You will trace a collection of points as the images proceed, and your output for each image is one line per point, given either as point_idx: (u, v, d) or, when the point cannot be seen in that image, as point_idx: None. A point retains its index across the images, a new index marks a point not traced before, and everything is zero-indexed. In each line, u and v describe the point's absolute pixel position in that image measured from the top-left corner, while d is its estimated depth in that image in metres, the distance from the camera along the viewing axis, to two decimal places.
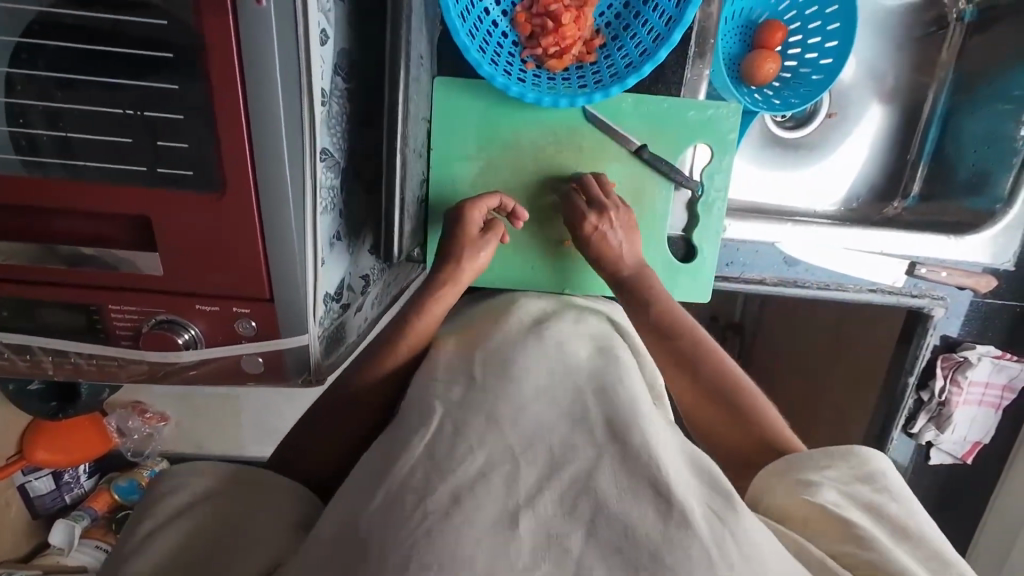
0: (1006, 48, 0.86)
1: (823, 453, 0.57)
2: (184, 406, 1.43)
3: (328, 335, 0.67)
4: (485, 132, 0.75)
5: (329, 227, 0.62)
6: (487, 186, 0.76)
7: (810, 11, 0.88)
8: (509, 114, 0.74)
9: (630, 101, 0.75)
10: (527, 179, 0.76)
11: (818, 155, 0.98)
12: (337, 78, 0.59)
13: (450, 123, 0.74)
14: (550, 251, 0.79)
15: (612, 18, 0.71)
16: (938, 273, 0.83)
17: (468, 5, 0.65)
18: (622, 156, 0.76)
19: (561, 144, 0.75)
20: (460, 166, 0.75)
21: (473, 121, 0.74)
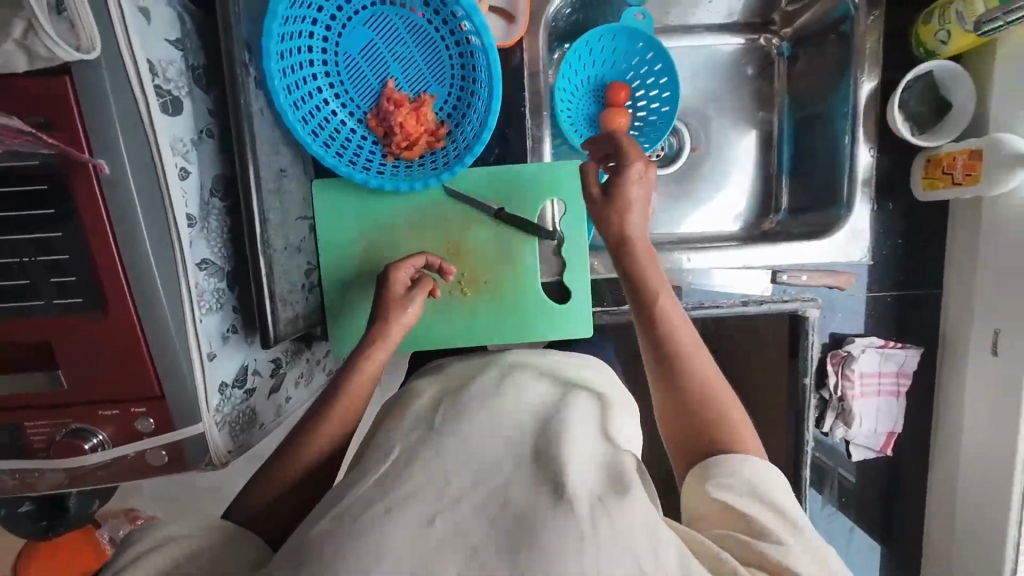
0: (819, 72, 0.97)
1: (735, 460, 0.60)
2: (170, 507, 1.49)
3: (229, 422, 0.74)
4: (361, 220, 0.84)
5: (218, 325, 0.72)
6: (372, 264, 0.85)
7: (643, 70, 0.98)
8: (386, 200, 0.84)
9: (482, 176, 0.86)
10: (405, 252, 0.85)
11: (689, 185, 1.06)
12: (210, 197, 0.71)
13: (331, 214, 0.83)
14: (438, 315, 0.87)
15: (451, 109, 0.81)
16: (800, 277, 0.90)
17: (322, 120, 0.76)
18: (486, 221, 0.86)
19: (431, 218, 0.85)
20: (345, 252, 0.84)
21: (351, 211, 0.84)
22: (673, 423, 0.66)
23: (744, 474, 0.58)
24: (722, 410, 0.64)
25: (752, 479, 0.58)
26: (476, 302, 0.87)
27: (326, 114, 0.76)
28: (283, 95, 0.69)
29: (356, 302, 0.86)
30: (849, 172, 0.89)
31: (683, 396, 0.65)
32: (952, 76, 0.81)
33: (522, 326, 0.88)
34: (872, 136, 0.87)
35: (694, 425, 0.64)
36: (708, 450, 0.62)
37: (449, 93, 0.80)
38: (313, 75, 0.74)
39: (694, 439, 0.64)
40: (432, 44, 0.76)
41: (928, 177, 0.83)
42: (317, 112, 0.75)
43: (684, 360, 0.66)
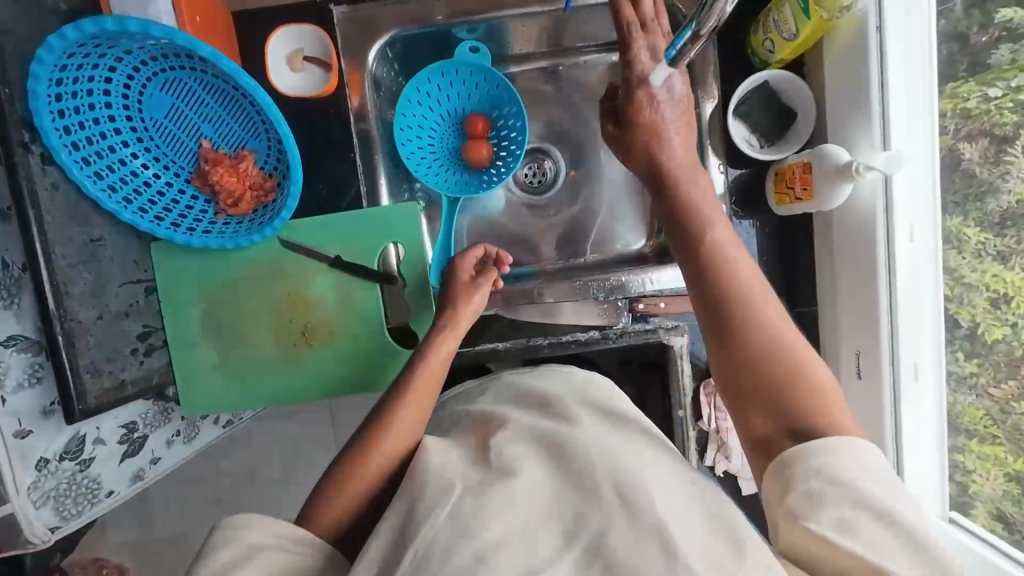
0: None
1: (844, 443, 0.54)
2: (137, 553, 1.55)
3: (55, 496, 0.75)
4: (199, 280, 0.83)
5: (33, 401, 0.71)
6: (214, 322, 0.84)
7: (496, 101, 0.94)
8: (227, 258, 0.84)
9: (314, 223, 0.83)
10: (245, 306, 0.84)
11: (564, 209, 1.00)
12: (19, 274, 0.71)
13: (169, 276, 0.83)
14: (286, 370, 0.85)
15: (276, 162, 0.80)
16: (657, 305, 0.88)
17: (137, 187, 0.76)
18: (324, 268, 0.84)
19: (269, 271, 0.84)
20: (187, 314, 0.84)
21: (189, 272, 0.83)
22: (737, 402, 0.61)
23: (830, 487, 0.51)
24: (791, 370, 0.59)
25: (847, 470, 0.52)
26: (322, 352, 0.85)
27: (141, 180, 0.76)
28: (79, 168, 0.69)
29: (201, 363, 0.85)
30: None
31: (740, 367, 0.60)
32: (786, 83, 0.77)
33: (374, 373, 0.85)
34: (721, 153, 0.81)
35: (772, 397, 0.59)
36: (779, 413, 0.58)
37: (269, 146, 0.80)
38: (123, 143, 0.75)
39: (754, 405, 0.59)
40: (237, 105, 0.77)
41: (778, 192, 0.78)
42: (129, 179, 0.75)
43: (759, 354, 0.60)
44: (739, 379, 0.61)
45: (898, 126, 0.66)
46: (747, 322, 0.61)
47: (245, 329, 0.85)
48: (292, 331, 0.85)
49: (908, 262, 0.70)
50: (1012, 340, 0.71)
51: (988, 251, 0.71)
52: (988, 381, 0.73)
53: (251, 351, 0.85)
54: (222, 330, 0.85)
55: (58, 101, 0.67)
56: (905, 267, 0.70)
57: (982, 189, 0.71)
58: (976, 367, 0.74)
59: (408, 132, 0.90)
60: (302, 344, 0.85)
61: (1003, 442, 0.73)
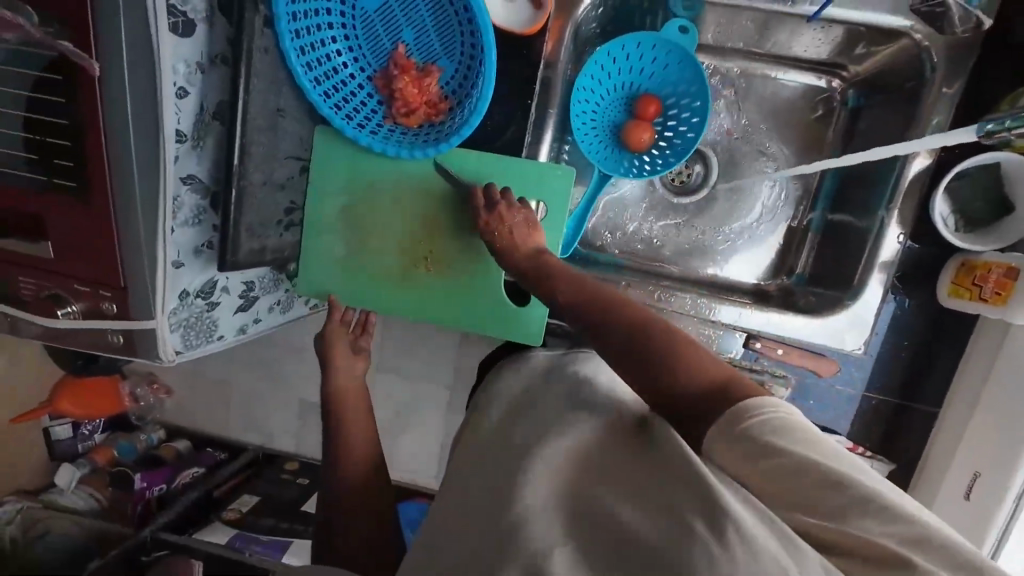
0: (884, 129, 0.84)
1: (746, 417, 0.47)
2: (186, 383, 1.69)
3: (184, 326, 0.82)
4: (349, 176, 0.86)
5: (191, 238, 0.78)
6: (353, 219, 0.87)
7: (680, 90, 0.90)
8: (387, 162, 0.85)
9: (473, 155, 0.82)
10: (380, 213, 0.86)
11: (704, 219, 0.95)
12: (208, 120, 0.75)
13: (321, 162, 0.85)
14: (398, 280, 0.88)
15: (457, 86, 0.80)
16: (775, 350, 0.83)
17: (328, 71, 0.78)
18: (461, 206, 0.84)
19: (413, 188, 0.85)
20: (332, 200, 0.86)
21: (340, 160, 0.85)
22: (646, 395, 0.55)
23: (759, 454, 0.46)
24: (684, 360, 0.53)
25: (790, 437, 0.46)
26: (433, 282, 0.88)
27: (335, 66, 0.78)
28: (290, 39, 0.71)
29: (331, 250, 0.88)
30: (869, 254, 0.80)
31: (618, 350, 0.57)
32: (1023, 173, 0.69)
33: (472, 318, 0.88)
34: (905, 223, 0.77)
35: (655, 380, 0.54)
36: (654, 385, 0.54)
37: (457, 69, 0.79)
38: (328, 25, 0.76)
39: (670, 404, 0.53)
40: (445, 19, 0.76)
41: (955, 283, 0.73)
42: (325, 62, 0.77)
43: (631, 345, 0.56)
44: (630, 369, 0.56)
45: None
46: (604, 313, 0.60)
47: (378, 232, 0.87)
48: (416, 253, 0.87)
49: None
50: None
51: None
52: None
53: (376, 254, 0.88)
54: (358, 227, 0.87)
55: None
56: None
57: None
58: None
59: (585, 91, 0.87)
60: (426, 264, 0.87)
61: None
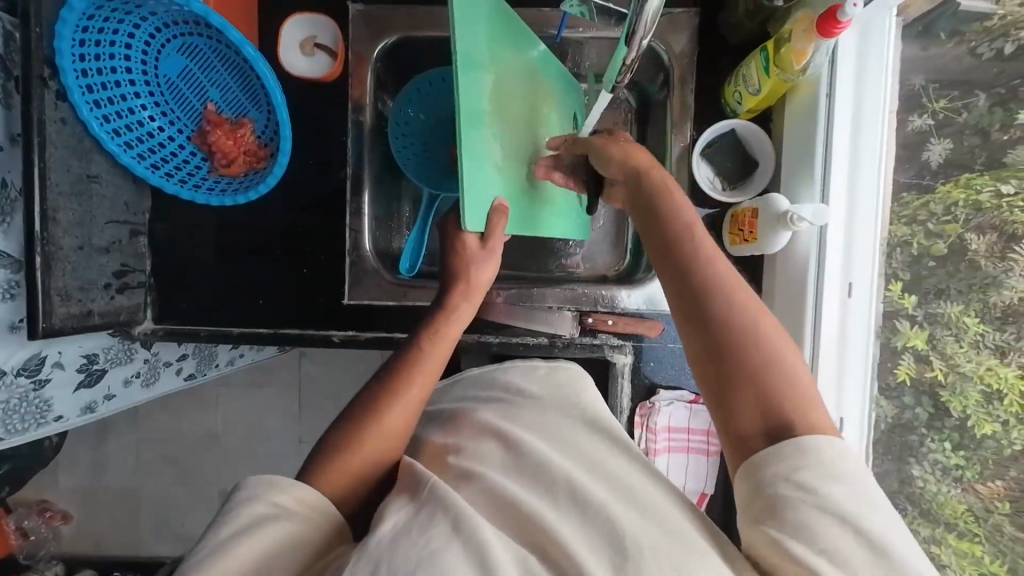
0: None
1: (799, 450, 0.49)
2: (84, 501, 1.72)
3: (3, 410, 0.80)
4: (493, 44, 0.65)
5: (5, 315, 0.76)
6: (498, 99, 0.67)
7: None
8: (499, 47, 0.66)
9: (518, 40, 0.70)
10: (496, 115, 0.66)
11: None
12: (15, 196, 0.77)
13: (472, 66, 0.61)
14: (510, 180, 0.70)
15: (271, 132, 0.86)
16: (606, 321, 0.90)
17: (141, 136, 0.82)
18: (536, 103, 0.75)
19: (517, 104, 0.70)
20: (483, 75, 0.63)
21: (481, 36, 0.63)
22: (715, 372, 0.54)
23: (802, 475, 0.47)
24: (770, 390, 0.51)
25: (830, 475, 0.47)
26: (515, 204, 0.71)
27: (148, 131, 0.83)
28: (88, 109, 0.74)
29: (487, 145, 0.64)
30: None
31: (717, 332, 0.54)
32: (751, 133, 0.82)
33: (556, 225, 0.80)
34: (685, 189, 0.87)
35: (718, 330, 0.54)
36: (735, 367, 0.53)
37: (268, 119, 0.86)
38: (134, 94, 0.81)
39: (723, 394, 0.53)
40: (248, 79, 0.84)
41: (731, 232, 0.83)
42: (136, 128, 0.82)
43: (712, 308, 0.55)
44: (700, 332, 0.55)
45: (841, 175, 0.73)
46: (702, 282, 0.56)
47: (503, 115, 0.68)
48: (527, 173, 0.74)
49: (840, 316, 0.75)
50: (1002, 438, 0.70)
51: (987, 344, 0.70)
52: (973, 476, 0.74)
53: (514, 141, 0.70)
54: (498, 115, 0.66)
55: (81, 46, 0.73)
56: (833, 316, 0.75)
57: (986, 282, 0.70)
58: (962, 460, 0.74)
59: (405, 114, 0.90)
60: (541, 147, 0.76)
61: (981, 542, 0.74)
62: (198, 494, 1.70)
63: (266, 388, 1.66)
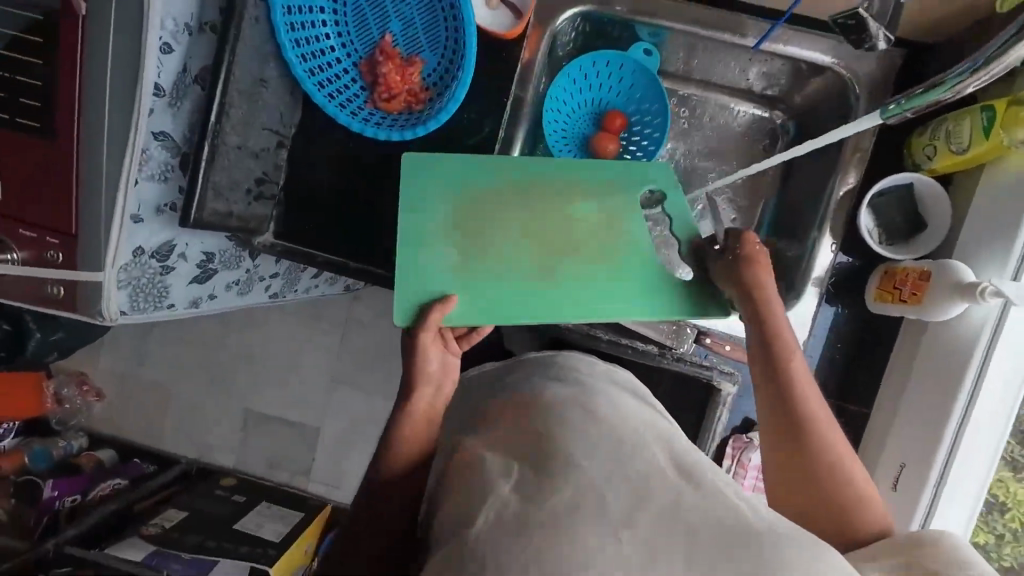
0: None
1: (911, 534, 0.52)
2: (120, 383, 1.78)
3: (133, 287, 0.80)
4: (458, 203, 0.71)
5: (154, 195, 0.77)
6: (458, 221, 0.71)
7: (643, 106, 0.99)
8: (473, 204, 0.72)
9: (557, 197, 0.74)
10: (449, 224, 0.71)
11: None
12: (189, 83, 0.76)
13: (406, 234, 0.69)
14: (483, 278, 0.69)
15: (436, 79, 0.85)
16: (722, 345, 0.88)
17: (315, 52, 0.82)
18: (562, 203, 0.73)
19: (550, 220, 0.72)
20: (419, 240, 0.69)
21: (431, 197, 0.71)
22: (803, 486, 0.60)
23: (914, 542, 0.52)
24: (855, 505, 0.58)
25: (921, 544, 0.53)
26: (501, 293, 0.69)
27: (323, 47, 0.83)
28: (281, 14, 0.76)
29: (437, 256, 0.69)
30: (809, 262, 0.86)
31: (804, 446, 0.59)
32: (930, 191, 0.79)
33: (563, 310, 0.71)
34: (837, 236, 0.84)
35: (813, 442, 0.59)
36: (829, 487, 0.59)
37: (439, 63, 0.84)
38: (320, 10, 0.81)
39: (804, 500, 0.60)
40: (433, 17, 0.82)
41: (880, 289, 0.80)
42: (313, 42, 0.81)
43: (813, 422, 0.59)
44: (795, 443, 0.59)
45: None
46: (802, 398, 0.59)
47: (476, 228, 0.71)
48: (522, 266, 0.70)
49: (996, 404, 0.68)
50: None
51: None
52: None
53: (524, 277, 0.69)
54: (467, 237, 0.70)
55: None
56: (993, 398, 0.68)
57: None
58: None
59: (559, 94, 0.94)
60: (556, 243, 0.72)
61: None
62: (229, 407, 1.74)
63: (321, 324, 1.68)
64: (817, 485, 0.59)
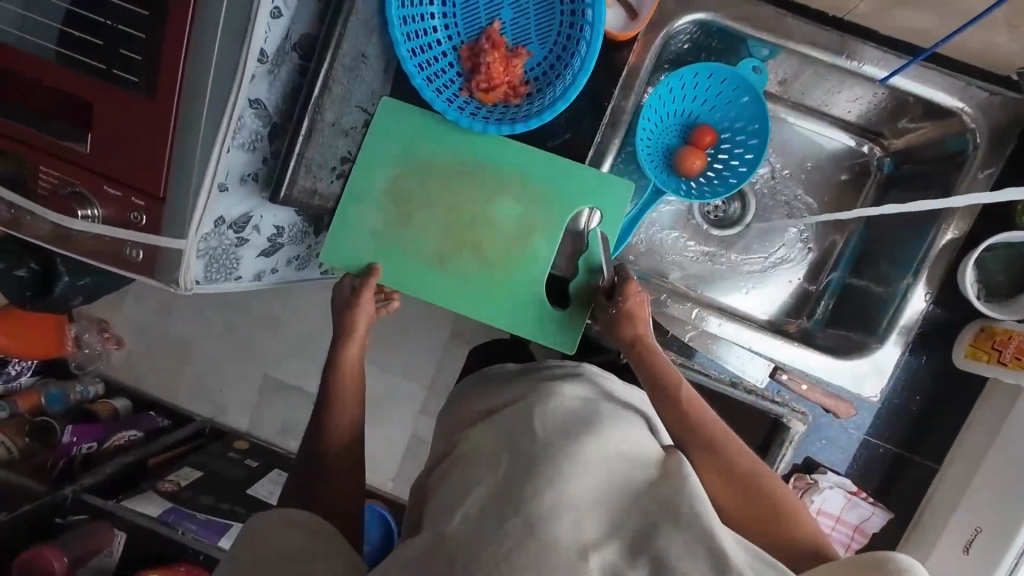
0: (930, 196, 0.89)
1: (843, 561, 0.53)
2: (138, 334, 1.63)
3: (210, 257, 0.77)
4: (373, 162, 0.84)
5: (241, 165, 0.73)
6: (397, 191, 0.84)
7: (735, 124, 0.96)
8: (372, 164, 0.84)
9: (386, 149, 0.84)
10: (376, 200, 0.84)
11: (752, 274, 1.02)
12: (289, 50, 0.73)
13: (356, 204, 0.84)
14: (455, 271, 0.85)
15: (539, 75, 0.82)
16: (797, 384, 0.86)
17: (419, 32, 0.78)
18: (405, 156, 0.84)
19: (455, 188, 0.85)
20: (358, 210, 0.84)
21: (379, 170, 0.84)
22: (747, 516, 0.64)
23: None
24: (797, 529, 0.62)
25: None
26: (470, 288, 0.85)
27: (427, 27, 0.79)
28: None
29: (404, 247, 0.85)
30: (895, 310, 0.84)
31: (730, 475, 0.65)
32: None
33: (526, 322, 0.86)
34: (932, 285, 0.82)
35: (735, 471, 0.65)
36: (771, 516, 0.63)
37: (544, 58, 0.81)
38: None
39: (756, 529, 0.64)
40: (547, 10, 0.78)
41: (973, 346, 0.78)
42: (418, 21, 0.78)
43: (727, 450, 0.66)
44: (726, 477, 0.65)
45: None
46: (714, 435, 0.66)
47: (413, 209, 0.85)
48: (453, 254, 0.85)
49: None
50: None
51: None
52: None
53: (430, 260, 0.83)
54: (400, 215, 0.84)
55: None
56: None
57: None
58: None
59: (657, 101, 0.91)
60: (465, 232, 0.85)
61: None
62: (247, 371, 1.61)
63: None
64: (752, 509, 0.64)
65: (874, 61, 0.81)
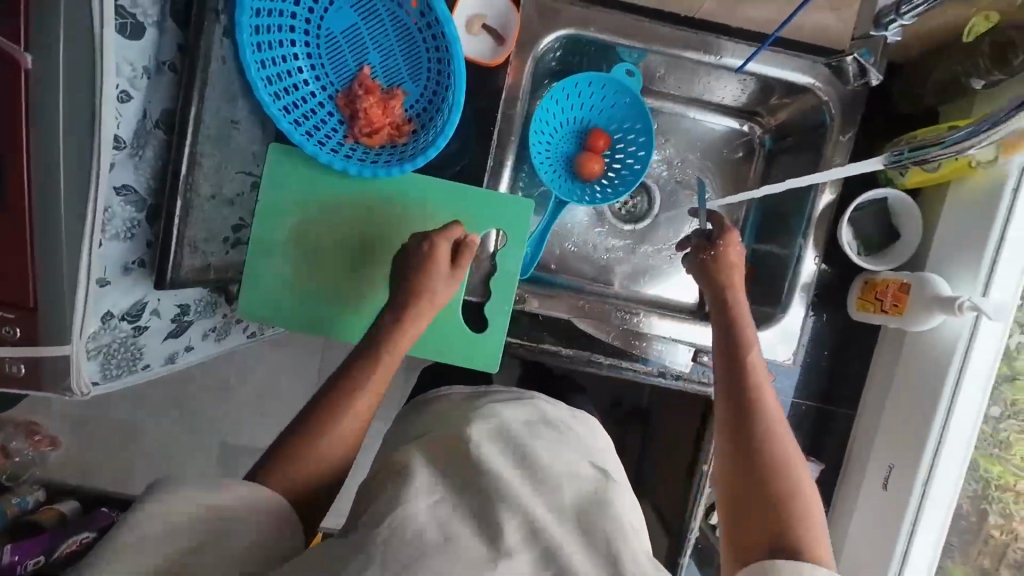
0: (804, 164, 0.96)
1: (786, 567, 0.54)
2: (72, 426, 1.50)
3: (104, 354, 0.74)
4: (270, 209, 0.84)
5: (119, 255, 0.70)
6: (301, 236, 0.85)
7: (624, 125, 0.99)
8: (272, 211, 0.84)
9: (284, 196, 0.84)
10: (280, 244, 0.84)
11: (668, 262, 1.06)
12: (150, 128, 0.70)
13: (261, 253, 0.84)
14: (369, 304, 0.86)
15: (419, 111, 0.82)
16: None
17: (288, 87, 0.77)
18: (305, 198, 0.84)
19: (357, 229, 0.85)
20: (263, 256, 0.84)
21: (278, 216, 0.84)
22: (745, 494, 0.62)
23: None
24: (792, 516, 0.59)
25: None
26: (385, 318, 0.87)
27: (295, 82, 0.78)
28: (250, 51, 0.71)
29: (314, 287, 0.86)
30: (793, 275, 0.89)
31: (745, 450, 0.65)
32: (905, 209, 0.83)
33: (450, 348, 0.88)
34: (819, 246, 0.87)
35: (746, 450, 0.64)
36: (770, 500, 0.61)
37: (421, 94, 0.81)
38: (291, 42, 0.76)
39: (745, 518, 0.61)
40: (412, 47, 0.78)
41: (861, 299, 0.84)
42: (285, 77, 0.76)
43: (758, 429, 0.66)
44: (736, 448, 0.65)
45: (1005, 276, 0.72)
46: (753, 409, 0.67)
47: (316, 250, 0.85)
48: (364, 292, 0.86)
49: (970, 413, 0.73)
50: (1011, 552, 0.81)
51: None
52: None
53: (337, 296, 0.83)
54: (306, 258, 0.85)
55: None
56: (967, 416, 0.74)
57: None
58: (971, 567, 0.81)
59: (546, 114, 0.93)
60: (375, 266, 0.86)
61: None
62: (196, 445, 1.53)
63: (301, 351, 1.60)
64: (750, 492, 0.62)
65: (730, 51, 0.86)
